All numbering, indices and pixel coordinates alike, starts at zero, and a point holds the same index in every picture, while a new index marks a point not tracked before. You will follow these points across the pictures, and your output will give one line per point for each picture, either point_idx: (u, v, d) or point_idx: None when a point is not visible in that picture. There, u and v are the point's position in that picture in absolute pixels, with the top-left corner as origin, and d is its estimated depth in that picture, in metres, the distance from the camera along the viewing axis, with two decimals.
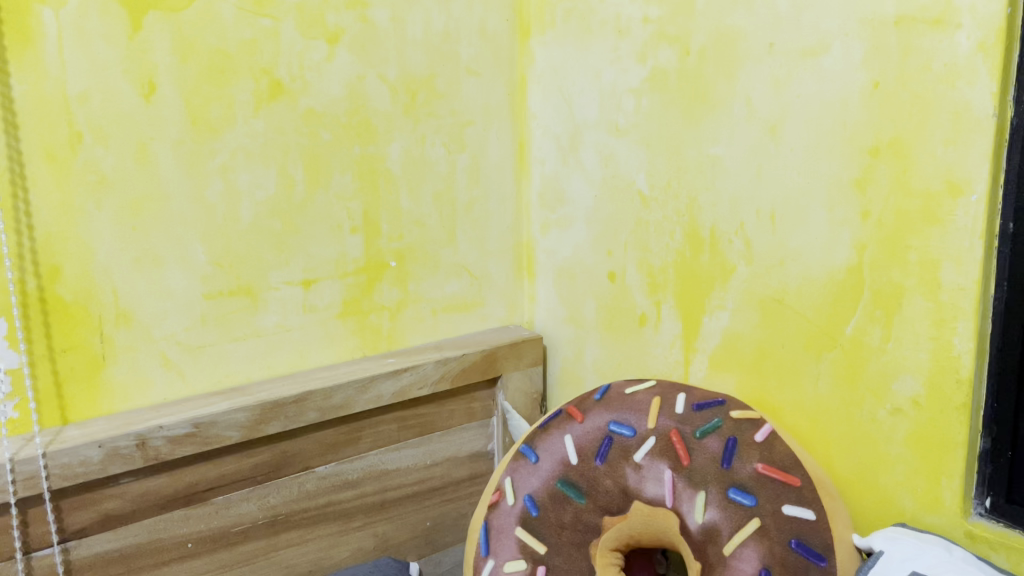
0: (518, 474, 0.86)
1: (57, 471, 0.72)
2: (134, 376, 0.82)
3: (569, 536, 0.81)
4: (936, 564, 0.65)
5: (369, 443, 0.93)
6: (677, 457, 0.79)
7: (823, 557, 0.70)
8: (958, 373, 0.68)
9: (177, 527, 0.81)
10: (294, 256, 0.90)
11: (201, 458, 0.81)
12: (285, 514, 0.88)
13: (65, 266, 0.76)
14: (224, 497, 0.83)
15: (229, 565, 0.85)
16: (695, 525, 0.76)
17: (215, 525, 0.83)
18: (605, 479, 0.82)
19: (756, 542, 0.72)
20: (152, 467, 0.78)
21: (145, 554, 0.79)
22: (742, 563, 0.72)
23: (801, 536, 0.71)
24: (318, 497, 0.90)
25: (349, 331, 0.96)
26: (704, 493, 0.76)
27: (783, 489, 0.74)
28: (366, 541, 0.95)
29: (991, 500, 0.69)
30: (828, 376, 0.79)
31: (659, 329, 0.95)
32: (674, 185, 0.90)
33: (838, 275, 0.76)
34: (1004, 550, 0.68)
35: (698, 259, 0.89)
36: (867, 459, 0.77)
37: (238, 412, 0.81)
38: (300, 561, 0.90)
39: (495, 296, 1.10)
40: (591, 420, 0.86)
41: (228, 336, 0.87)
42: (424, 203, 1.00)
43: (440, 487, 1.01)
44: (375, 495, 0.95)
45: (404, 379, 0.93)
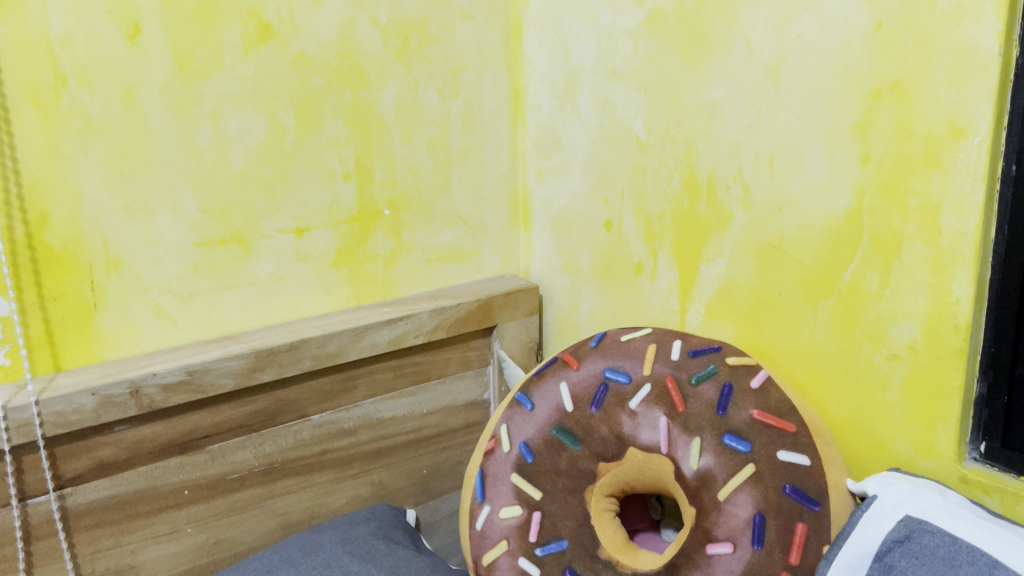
0: (513, 421, 0.87)
1: (51, 418, 0.72)
2: (126, 324, 0.81)
3: (564, 482, 0.82)
4: (929, 507, 0.66)
5: (364, 391, 0.93)
6: (672, 404, 0.79)
7: (816, 501, 0.72)
8: (956, 319, 0.68)
9: (173, 475, 0.81)
10: (286, 204, 0.89)
11: (195, 406, 0.81)
12: (280, 462, 0.88)
13: (53, 212, 0.75)
14: (219, 445, 0.83)
15: (225, 512, 0.85)
16: (690, 470, 0.76)
17: (211, 473, 0.83)
18: (600, 426, 0.82)
19: (751, 488, 0.73)
20: (147, 415, 0.78)
21: (142, 501, 0.79)
22: (736, 508, 0.73)
23: (796, 481, 0.72)
24: (314, 446, 0.90)
25: (342, 280, 0.95)
26: (700, 439, 0.76)
27: (778, 435, 0.74)
28: (363, 489, 0.96)
29: (986, 445, 0.69)
30: (825, 323, 0.78)
31: (656, 277, 0.95)
32: (671, 131, 0.89)
33: (838, 220, 0.75)
34: (997, 495, 0.68)
35: (695, 206, 0.88)
36: (863, 406, 0.77)
37: (232, 359, 0.80)
38: (296, 508, 0.91)
39: (490, 246, 1.09)
40: (587, 367, 0.86)
41: (220, 285, 0.86)
42: (418, 150, 0.99)
43: (435, 436, 1.01)
44: (371, 444, 0.95)
45: (399, 328, 0.92)
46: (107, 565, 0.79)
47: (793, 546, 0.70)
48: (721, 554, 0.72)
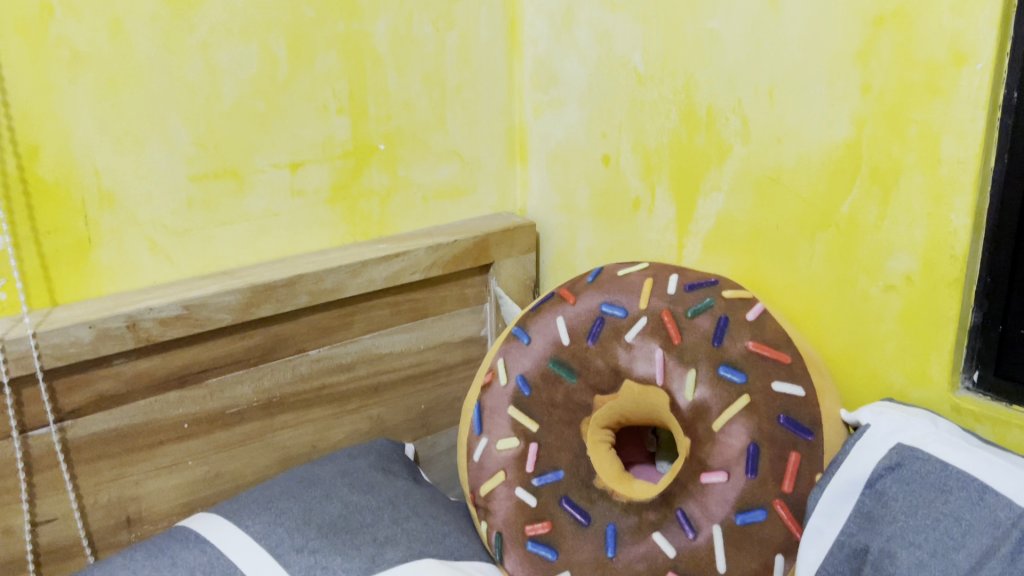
0: (510, 355, 0.87)
1: (49, 351, 0.72)
2: (121, 259, 0.81)
3: (560, 414, 0.83)
4: (922, 435, 0.67)
5: (362, 327, 0.93)
6: (668, 336, 0.79)
7: (810, 431, 0.73)
8: (953, 249, 0.68)
9: (173, 408, 0.81)
10: (279, 138, 0.88)
11: (193, 340, 0.81)
12: (279, 396, 0.89)
13: (44, 145, 0.74)
14: (218, 379, 0.84)
15: (225, 446, 0.86)
16: (685, 402, 0.77)
17: (210, 407, 0.84)
18: (596, 359, 0.82)
19: (745, 418, 0.73)
20: (144, 349, 0.78)
21: (143, 434, 0.80)
22: (731, 438, 0.74)
23: (789, 411, 0.73)
24: (312, 381, 0.91)
25: (338, 216, 0.95)
26: (695, 371, 0.77)
27: (773, 367, 0.75)
28: (361, 424, 0.96)
29: (979, 374, 0.70)
30: (822, 256, 0.78)
31: (653, 213, 0.94)
32: (670, 62, 0.88)
33: (836, 151, 0.74)
34: (989, 423, 0.69)
35: (693, 139, 0.87)
36: (858, 338, 0.77)
37: (228, 294, 0.80)
38: (296, 442, 0.91)
39: (487, 183, 1.09)
40: (583, 301, 0.86)
41: (215, 220, 0.86)
42: (412, 84, 0.97)
43: (433, 372, 1.02)
44: (369, 379, 0.96)
45: (395, 264, 0.92)
46: (110, 497, 0.80)
47: (786, 474, 0.72)
48: (715, 483, 0.74)
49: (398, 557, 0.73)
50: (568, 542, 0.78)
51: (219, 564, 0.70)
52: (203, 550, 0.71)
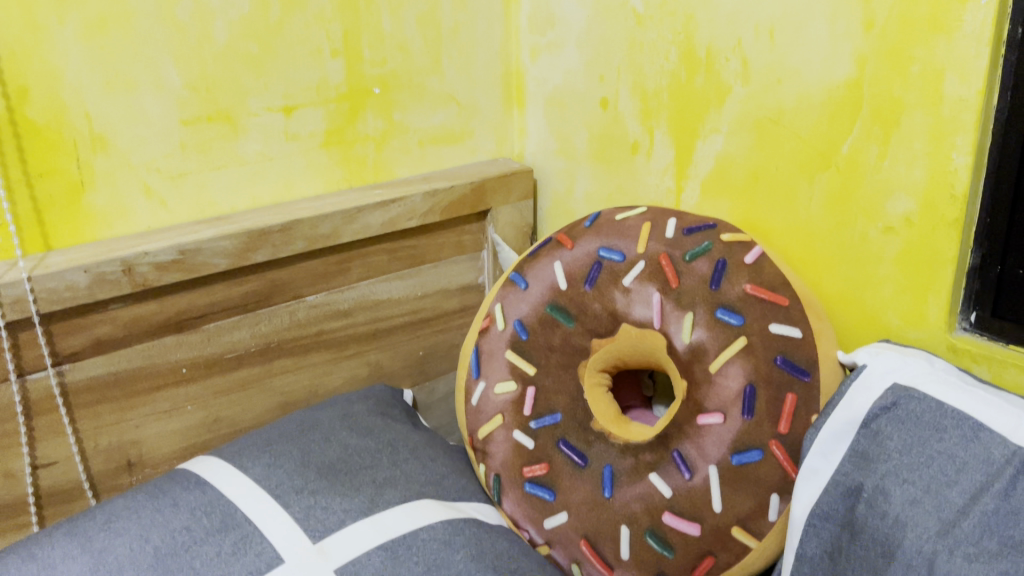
0: (507, 300, 0.87)
1: (44, 295, 0.72)
2: (115, 204, 0.80)
3: (557, 358, 0.83)
4: (917, 374, 0.67)
5: (359, 273, 0.93)
6: (665, 280, 0.79)
7: (806, 372, 0.72)
8: (953, 190, 0.67)
9: (171, 353, 0.82)
10: (272, 81, 0.87)
11: (190, 285, 0.81)
12: (277, 342, 0.89)
13: (34, 87, 0.73)
14: (216, 325, 0.84)
15: (224, 391, 0.87)
16: (682, 345, 0.77)
17: (208, 352, 0.84)
18: (594, 304, 0.82)
19: (743, 360, 0.74)
20: (141, 294, 0.78)
21: (142, 379, 0.80)
22: (728, 381, 0.74)
23: (786, 353, 0.73)
24: (310, 326, 0.91)
25: (333, 161, 0.94)
26: (692, 314, 0.77)
27: (771, 309, 0.75)
28: (360, 370, 0.97)
29: (976, 314, 0.70)
30: (821, 197, 0.78)
31: (652, 156, 0.93)
32: (670, 1, 0.86)
33: (837, 91, 0.73)
34: (985, 362, 0.69)
35: (693, 80, 0.86)
36: (856, 280, 0.77)
37: (224, 239, 0.80)
38: (295, 388, 0.92)
39: (483, 128, 1.07)
40: (581, 246, 0.85)
41: (209, 164, 0.85)
42: (407, 27, 0.95)
43: (431, 319, 1.02)
44: (367, 325, 0.96)
45: (392, 210, 0.92)
46: (110, 441, 0.80)
47: (782, 415, 0.72)
48: (711, 424, 0.74)
49: (397, 498, 0.74)
50: (566, 482, 0.79)
51: (219, 504, 0.70)
52: (204, 491, 0.71)
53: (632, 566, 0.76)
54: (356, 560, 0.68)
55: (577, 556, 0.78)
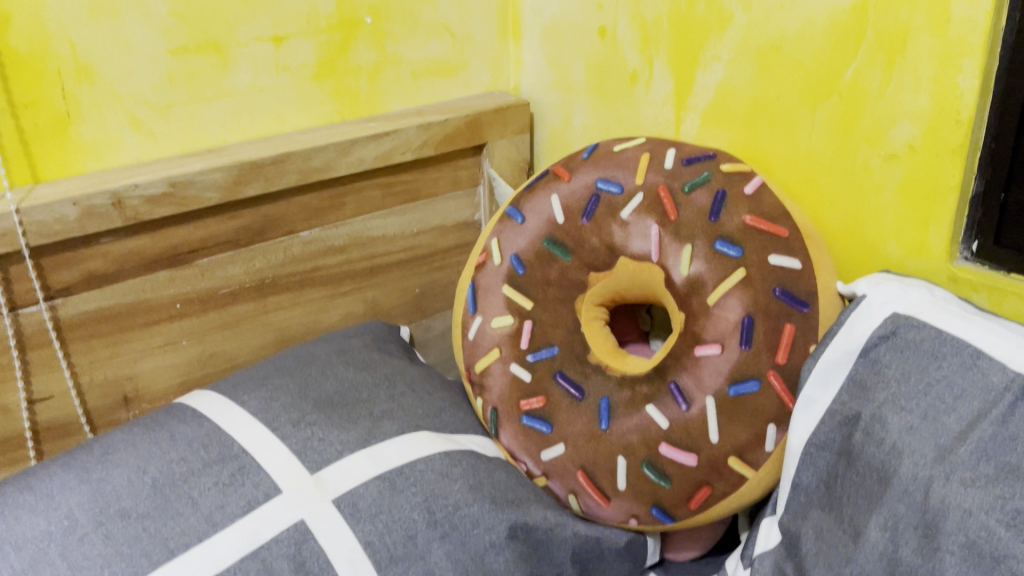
0: (504, 234, 0.86)
1: (34, 228, 0.71)
2: (103, 136, 0.79)
3: (554, 293, 0.82)
4: (917, 303, 0.67)
5: (353, 209, 0.92)
6: (664, 212, 0.78)
7: (805, 303, 0.72)
8: (958, 115, 0.66)
9: (165, 288, 0.81)
10: (261, 9, 0.84)
11: (182, 220, 0.80)
12: (271, 278, 0.88)
13: (15, 14, 0.71)
14: (209, 260, 0.83)
15: (219, 327, 0.86)
16: (680, 278, 0.76)
17: (203, 287, 0.83)
18: (591, 237, 0.81)
19: (741, 292, 0.73)
20: (132, 228, 0.77)
21: (136, 314, 0.80)
22: (726, 313, 0.73)
23: (785, 285, 0.72)
24: (305, 263, 0.90)
25: (326, 94, 0.92)
26: (691, 247, 0.76)
27: (771, 240, 0.73)
28: (356, 306, 0.96)
29: (978, 244, 0.69)
30: (823, 126, 0.76)
31: (651, 87, 0.91)
32: None
33: (841, 15, 0.71)
34: (986, 292, 0.68)
35: (693, 7, 0.84)
36: (857, 210, 0.76)
37: (215, 172, 0.79)
38: (291, 324, 0.91)
39: (479, 60, 1.05)
40: (578, 179, 0.84)
41: (198, 96, 0.83)
42: None
43: (427, 256, 1.01)
44: (362, 262, 0.95)
45: (386, 144, 0.90)
46: (106, 375, 0.80)
47: (780, 346, 0.71)
48: (709, 356, 0.73)
49: (394, 430, 0.74)
50: (563, 415, 0.79)
51: (216, 437, 0.70)
52: (200, 424, 0.71)
53: (629, 496, 0.76)
54: (354, 490, 0.68)
55: (574, 487, 0.79)
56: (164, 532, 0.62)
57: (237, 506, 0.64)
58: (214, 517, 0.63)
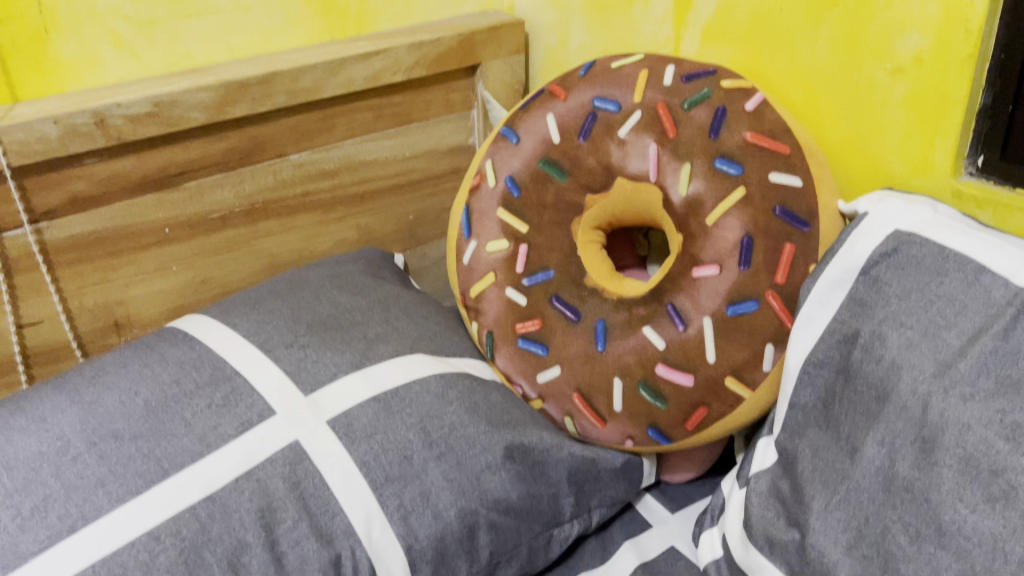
0: (499, 155, 0.84)
1: (14, 147, 0.69)
2: (83, 53, 0.76)
3: (550, 215, 0.81)
4: (921, 220, 0.65)
5: (344, 131, 0.90)
6: (662, 131, 0.76)
7: (806, 222, 0.70)
8: (968, 24, 0.63)
9: (152, 212, 0.79)
10: None
11: (167, 141, 0.78)
12: (262, 203, 0.86)
13: None
14: (198, 184, 0.81)
15: (210, 253, 0.85)
16: (678, 198, 0.75)
17: (191, 211, 0.82)
18: (588, 157, 0.79)
19: (740, 212, 0.71)
20: (117, 149, 0.75)
21: (124, 238, 0.78)
22: (725, 233, 0.72)
23: (786, 204, 0.71)
24: (295, 187, 0.88)
25: (313, 12, 0.89)
26: (690, 166, 0.74)
27: (771, 158, 0.72)
28: (349, 233, 0.94)
29: (984, 158, 0.67)
30: (827, 39, 0.74)
31: (650, 3, 0.88)
32: None
33: None
34: (990, 208, 0.67)
35: None
36: (861, 126, 0.74)
37: (201, 91, 0.76)
38: (283, 250, 0.90)
39: None
40: (575, 97, 0.81)
41: (181, 13, 0.80)
42: None
43: (421, 181, 0.99)
44: (354, 187, 0.93)
45: (377, 64, 0.87)
46: (96, 301, 0.79)
47: (779, 266, 0.70)
48: (707, 277, 0.72)
49: (389, 352, 0.73)
50: (559, 339, 0.78)
51: (208, 359, 0.69)
52: (192, 347, 0.70)
53: (625, 417, 0.76)
54: (349, 412, 0.67)
55: (570, 410, 0.79)
56: (158, 452, 0.61)
57: (231, 427, 0.64)
58: (208, 438, 0.63)
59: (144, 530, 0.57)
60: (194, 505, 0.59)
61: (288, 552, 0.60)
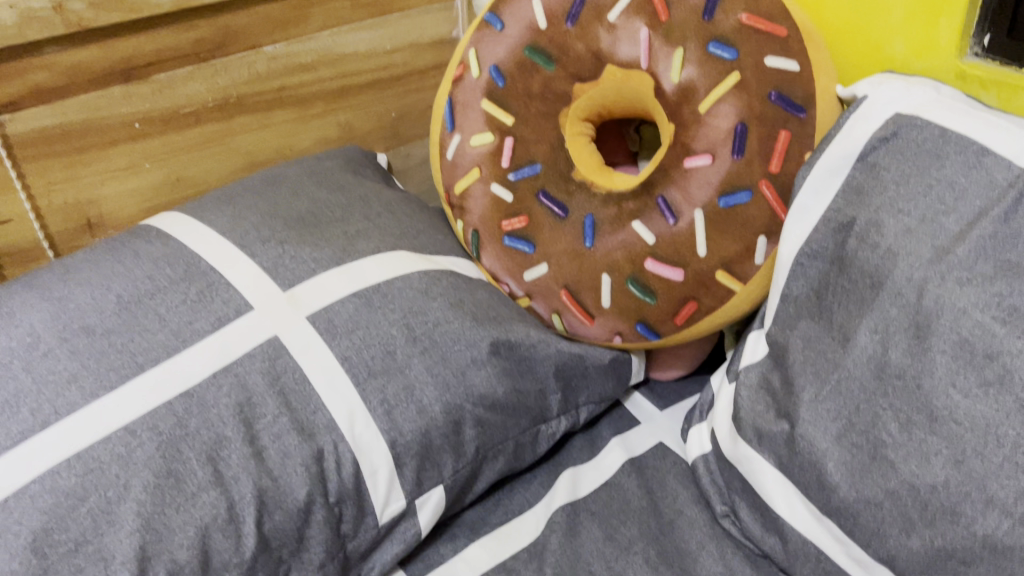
0: (482, 44, 0.80)
1: None
2: None
3: (537, 107, 0.77)
4: (923, 102, 0.62)
5: (320, 22, 0.86)
6: (654, 14, 0.71)
7: (802, 109, 0.67)
8: None
9: (121, 106, 0.76)
10: None
11: (132, 29, 0.74)
12: (236, 98, 0.83)
13: None
14: (168, 76, 0.77)
15: (184, 149, 0.81)
16: (670, 86, 0.71)
17: (162, 106, 0.78)
18: (576, 44, 0.75)
19: (734, 98, 0.68)
20: (78, 36, 0.71)
21: (92, 133, 0.75)
22: (718, 120, 0.69)
23: (782, 89, 0.67)
24: (271, 81, 0.84)
25: None
26: (682, 51, 0.70)
27: (767, 41, 0.68)
28: (329, 131, 0.91)
29: (990, 38, 0.63)
30: None
31: None
32: None
33: None
34: (994, 89, 0.64)
35: None
36: (863, 6, 0.71)
37: None
38: (260, 148, 0.87)
39: None
40: None
41: None
42: None
43: (403, 77, 0.95)
44: (333, 81, 0.89)
45: None
46: (66, 199, 0.76)
47: (774, 154, 0.67)
48: (698, 167, 0.70)
49: (370, 249, 0.71)
50: (546, 235, 0.76)
51: (183, 255, 0.67)
52: (166, 243, 0.68)
53: (613, 313, 0.75)
54: (329, 307, 0.66)
55: (558, 307, 0.77)
56: (132, 347, 0.60)
57: (206, 323, 0.62)
58: (183, 333, 0.61)
59: (120, 425, 0.56)
60: (171, 400, 0.58)
61: (270, 447, 0.59)
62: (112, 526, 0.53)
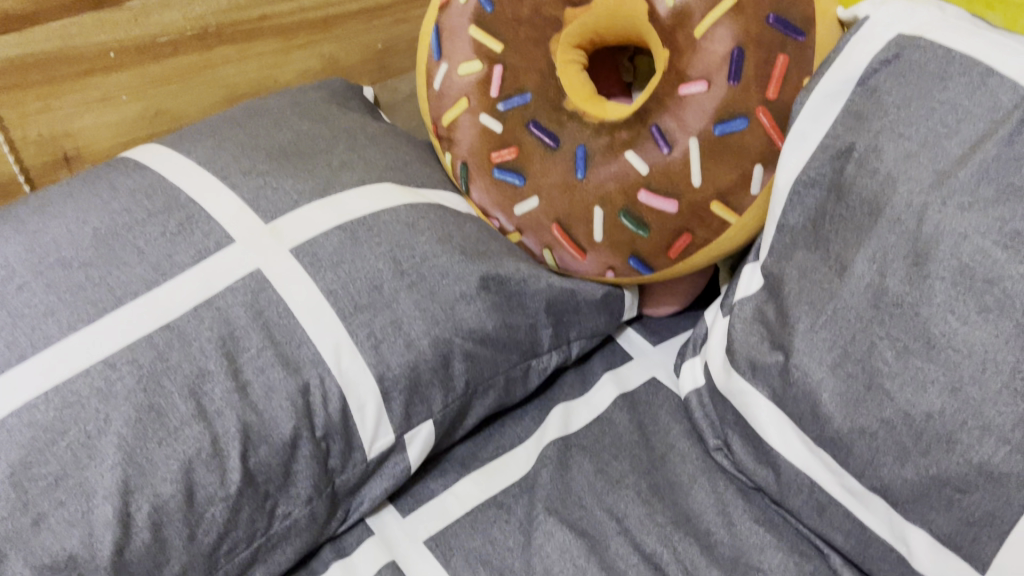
0: None
1: None
2: None
3: (527, 33, 0.74)
4: (927, 22, 0.60)
5: None
6: None
7: (801, 32, 0.64)
8: None
9: (93, 34, 0.72)
10: None
11: None
12: (215, 28, 0.80)
13: None
14: (140, 3, 0.74)
15: (162, 81, 0.79)
16: (664, 9, 0.68)
17: (137, 35, 0.75)
18: None
19: (731, 21, 0.65)
20: None
21: (64, 63, 0.72)
22: (714, 45, 0.66)
23: (780, 11, 0.64)
24: (251, 10, 0.81)
25: None
26: None
27: None
28: (312, 63, 0.88)
29: None
30: None
31: None
32: None
33: None
34: (1002, 9, 0.62)
35: None
36: None
37: None
38: (241, 80, 0.84)
39: None
40: None
41: None
42: None
43: (389, 7, 0.92)
44: (316, 11, 0.86)
45: None
46: (40, 132, 0.73)
47: (771, 80, 0.65)
48: (694, 95, 0.67)
49: (354, 181, 0.69)
50: (536, 167, 0.74)
51: (161, 187, 0.65)
52: (143, 176, 0.66)
53: (606, 247, 0.73)
54: (313, 240, 0.64)
55: (549, 242, 0.76)
56: (110, 280, 0.58)
57: (186, 256, 0.61)
58: (162, 266, 0.60)
59: (100, 358, 0.55)
60: (151, 334, 0.57)
61: (254, 382, 0.58)
62: (93, 460, 0.52)
